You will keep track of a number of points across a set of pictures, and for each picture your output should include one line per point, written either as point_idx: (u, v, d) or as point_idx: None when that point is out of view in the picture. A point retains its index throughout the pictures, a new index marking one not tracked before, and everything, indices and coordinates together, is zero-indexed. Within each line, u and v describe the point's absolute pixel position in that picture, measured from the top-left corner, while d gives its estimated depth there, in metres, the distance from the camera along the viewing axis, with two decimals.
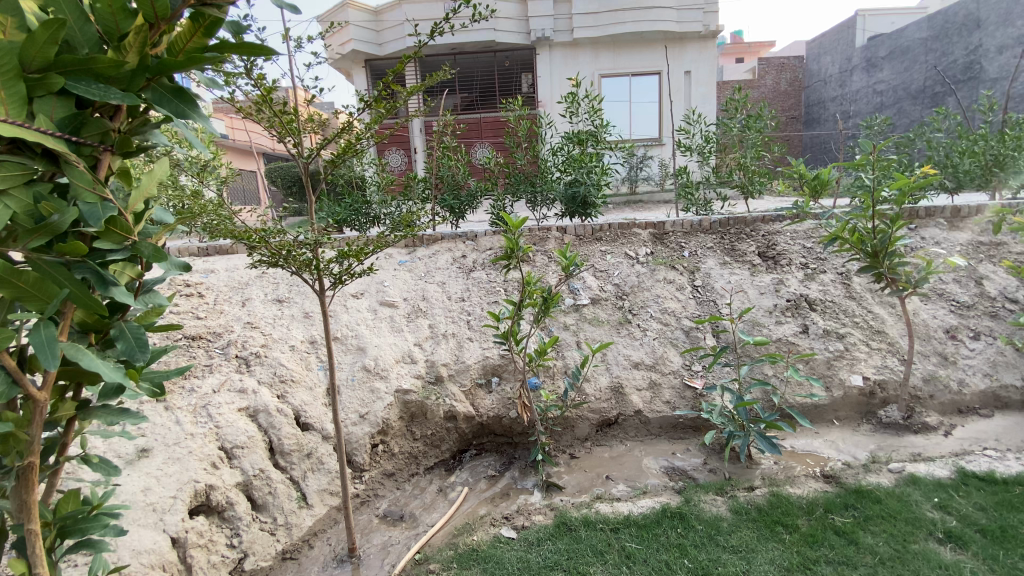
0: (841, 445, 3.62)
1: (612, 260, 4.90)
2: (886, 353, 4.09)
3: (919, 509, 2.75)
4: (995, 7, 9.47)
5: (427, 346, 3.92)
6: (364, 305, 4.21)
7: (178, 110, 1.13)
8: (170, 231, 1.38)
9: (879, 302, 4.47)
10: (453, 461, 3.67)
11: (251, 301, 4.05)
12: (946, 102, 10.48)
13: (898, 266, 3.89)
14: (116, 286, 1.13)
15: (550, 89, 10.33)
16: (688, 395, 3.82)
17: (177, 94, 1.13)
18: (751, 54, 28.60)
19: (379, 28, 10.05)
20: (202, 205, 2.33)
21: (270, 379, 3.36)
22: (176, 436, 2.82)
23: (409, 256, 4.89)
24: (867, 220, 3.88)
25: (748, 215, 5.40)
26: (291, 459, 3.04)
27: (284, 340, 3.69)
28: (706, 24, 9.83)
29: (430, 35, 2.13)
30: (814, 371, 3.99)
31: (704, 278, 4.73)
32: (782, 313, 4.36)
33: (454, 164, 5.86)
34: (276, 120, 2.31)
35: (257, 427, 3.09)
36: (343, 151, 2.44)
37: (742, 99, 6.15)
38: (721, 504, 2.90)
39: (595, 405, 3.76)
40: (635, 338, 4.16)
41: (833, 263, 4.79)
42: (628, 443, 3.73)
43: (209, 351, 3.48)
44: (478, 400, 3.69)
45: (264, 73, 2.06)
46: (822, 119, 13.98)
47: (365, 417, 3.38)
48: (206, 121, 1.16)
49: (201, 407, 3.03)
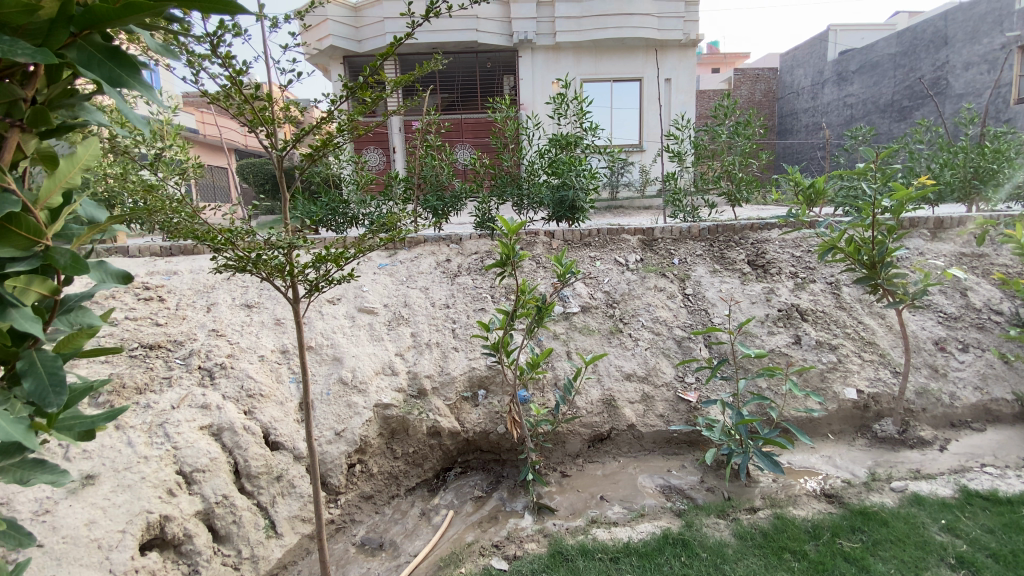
0: (838, 460, 3.54)
1: (602, 267, 4.74)
2: (878, 365, 4.02)
3: (927, 532, 2.65)
4: (962, 25, 9.70)
5: (409, 356, 3.68)
6: (341, 311, 3.95)
7: (111, 76, 0.87)
8: (103, 232, 1.13)
9: (869, 313, 4.42)
10: (436, 481, 3.43)
11: (217, 305, 3.74)
12: (914, 116, 10.71)
13: (895, 278, 3.81)
14: (17, 309, 0.88)
15: (532, 93, 10.21)
16: (682, 409, 3.66)
17: (111, 56, 0.88)
18: (728, 64, 29.08)
19: (357, 24, 9.77)
20: (156, 200, 2.04)
21: (236, 393, 3.07)
22: (127, 460, 2.52)
23: (390, 259, 4.63)
24: (865, 231, 3.80)
25: (736, 222, 5.30)
26: (258, 483, 2.76)
27: (253, 350, 3.39)
28: (686, 32, 9.89)
29: (424, 15, 1.90)
30: (809, 384, 3.89)
31: (694, 287, 4.60)
32: (774, 323, 4.26)
33: (438, 164, 5.62)
34: (248, 107, 2.03)
35: (221, 447, 2.80)
36: (322, 146, 2.16)
37: (731, 105, 6.07)
38: (724, 528, 2.75)
39: (587, 419, 3.57)
40: (627, 348, 3.99)
41: (823, 272, 4.75)
42: (620, 460, 3.55)
43: (168, 362, 3.18)
44: (464, 414, 3.46)
45: (233, 52, 1.80)
46: (795, 130, 14.19)
47: (341, 435, 3.13)
48: (149, 94, 0.91)
49: (158, 425, 2.74)
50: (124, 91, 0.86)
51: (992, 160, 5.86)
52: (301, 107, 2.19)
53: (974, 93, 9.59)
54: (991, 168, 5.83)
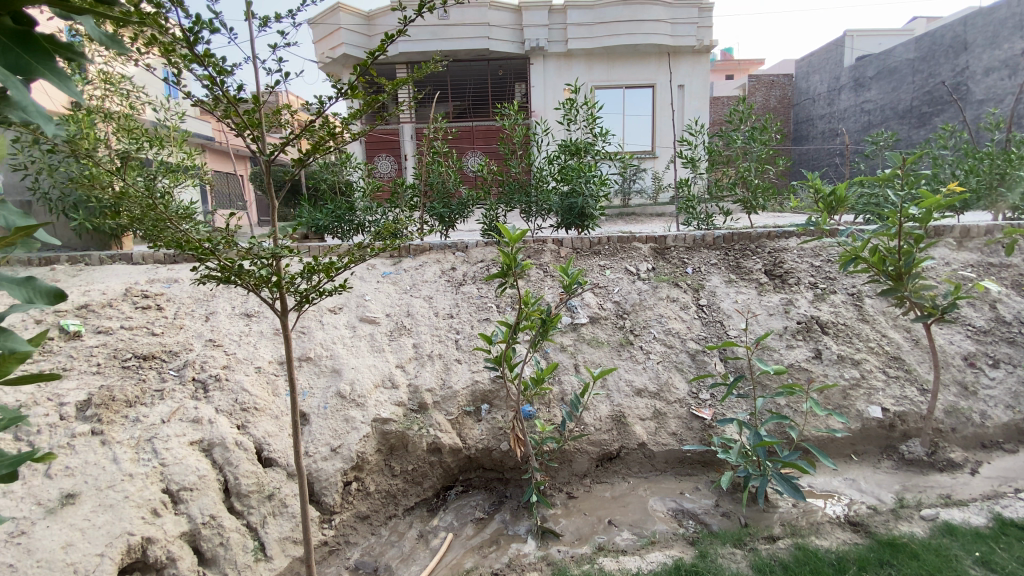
0: (863, 484, 3.33)
1: (612, 276, 4.59)
2: (904, 382, 3.80)
3: (961, 565, 2.44)
4: (982, 29, 9.41)
5: (410, 368, 3.55)
6: (342, 321, 3.85)
7: (20, 64, 0.82)
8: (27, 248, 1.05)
9: (894, 325, 4.20)
10: (436, 500, 3.29)
11: (216, 314, 3.64)
12: (933, 122, 10.40)
13: (922, 290, 3.59)
14: None
15: (544, 99, 10.08)
16: (696, 427, 3.47)
17: (19, 43, 0.84)
18: (742, 71, 28.88)
19: (371, 33, 9.79)
20: (138, 206, 1.95)
21: (230, 406, 2.96)
22: (111, 477, 2.43)
23: (394, 267, 4.53)
24: (890, 240, 3.60)
25: (752, 230, 5.12)
26: (248, 502, 2.63)
27: (250, 361, 3.28)
28: (700, 38, 9.75)
29: (417, 10, 1.77)
30: (830, 402, 3.68)
31: (709, 297, 4.42)
32: (793, 336, 4.06)
33: (445, 171, 5.52)
34: (233, 109, 1.92)
35: (211, 464, 2.68)
36: (312, 151, 2.05)
37: (746, 109, 5.88)
38: (741, 559, 2.57)
39: (595, 437, 3.40)
40: (638, 362, 3.81)
41: (843, 282, 4.54)
42: (631, 481, 3.37)
43: (162, 373, 3.08)
44: (466, 430, 3.31)
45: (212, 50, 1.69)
46: (811, 136, 13.89)
47: (337, 451, 3.01)
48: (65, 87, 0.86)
49: (146, 441, 2.64)
50: (34, 79, 0.81)
51: (1020, 166, 5.60)
52: (292, 108, 2.07)
53: (995, 99, 9.28)
54: (1019, 174, 5.57)
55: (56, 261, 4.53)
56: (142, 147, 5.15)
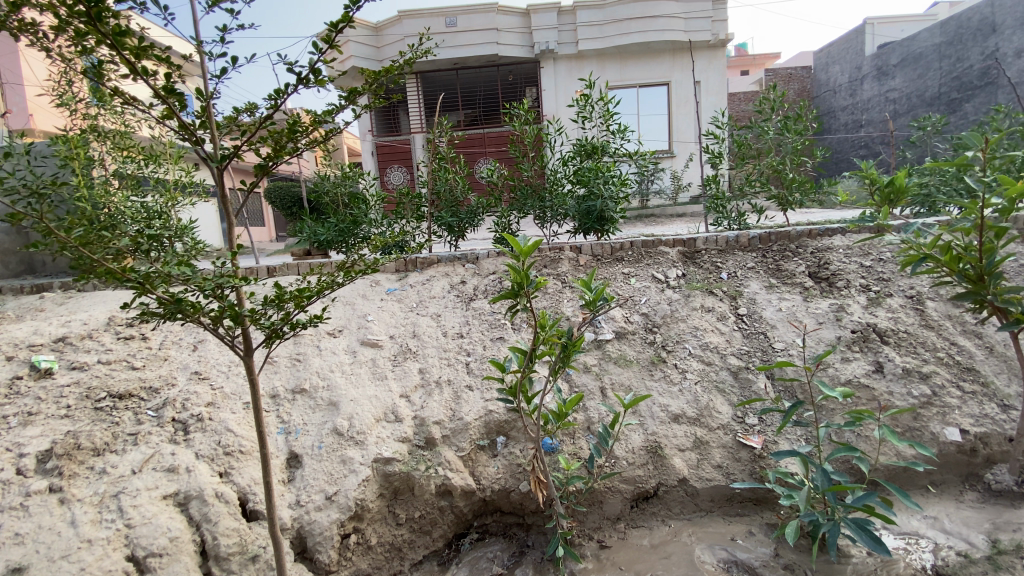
0: (947, 524, 2.82)
1: (638, 285, 4.16)
2: (983, 398, 3.27)
3: None
4: (1011, 10, 8.72)
5: (416, 398, 3.16)
6: (341, 345, 3.50)
7: None
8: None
9: (963, 332, 3.66)
10: (449, 551, 2.89)
11: (205, 343, 3.28)
12: (963, 109, 9.69)
13: (1009, 294, 3.03)
14: None
15: (555, 102, 9.75)
16: (744, 458, 3.01)
17: None
18: (758, 68, 28.41)
19: (379, 44, 9.53)
20: (49, 226, 1.47)
21: (212, 451, 2.59)
22: (66, 546, 2.11)
23: (399, 283, 4.19)
24: (965, 237, 3.07)
25: (791, 229, 4.64)
26: (228, 566, 2.25)
27: (238, 396, 2.92)
28: (715, 32, 9.22)
29: None
30: (899, 425, 3.18)
31: (749, 305, 3.94)
32: (848, 347, 3.57)
33: (452, 177, 5.13)
34: (166, 103, 1.56)
35: (186, 521, 2.32)
36: (275, 154, 1.72)
37: (777, 97, 5.37)
38: None
39: (629, 474, 2.97)
40: (673, 383, 3.36)
41: (899, 283, 4.03)
42: (671, 524, 2.93)
43: (138, 415, 2.74)
44: (480, 467, 2.91)
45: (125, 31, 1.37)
46: (834, 129, 13.21)
47: (333, 499, 2.64)
48: None
49: (111, 497, 2.32)
50: None
51: None
52: (251, 106, 1.75)
53: None
54: None
55: (47, 289, 4.29)
56: (136, 166, 4.88)
